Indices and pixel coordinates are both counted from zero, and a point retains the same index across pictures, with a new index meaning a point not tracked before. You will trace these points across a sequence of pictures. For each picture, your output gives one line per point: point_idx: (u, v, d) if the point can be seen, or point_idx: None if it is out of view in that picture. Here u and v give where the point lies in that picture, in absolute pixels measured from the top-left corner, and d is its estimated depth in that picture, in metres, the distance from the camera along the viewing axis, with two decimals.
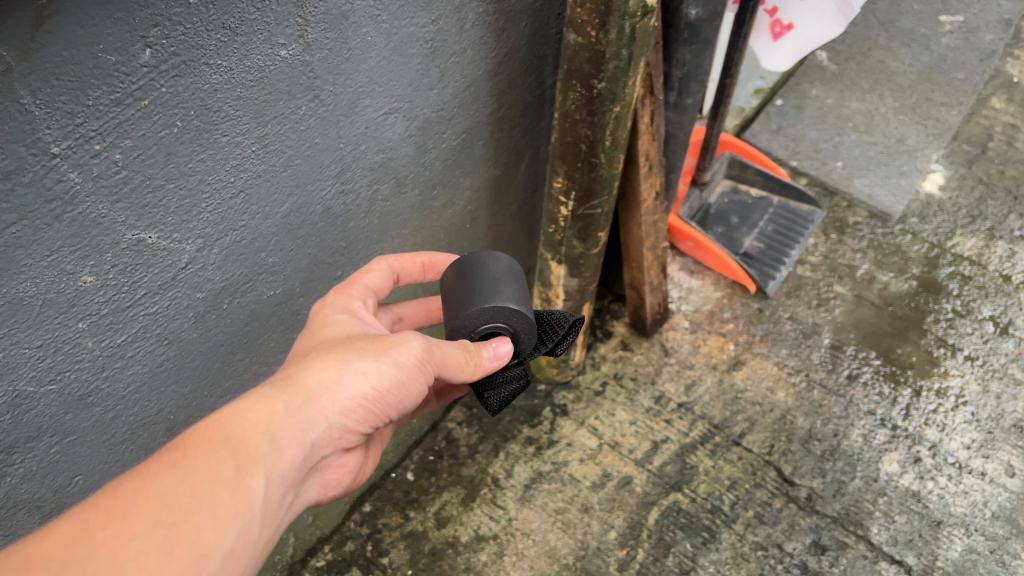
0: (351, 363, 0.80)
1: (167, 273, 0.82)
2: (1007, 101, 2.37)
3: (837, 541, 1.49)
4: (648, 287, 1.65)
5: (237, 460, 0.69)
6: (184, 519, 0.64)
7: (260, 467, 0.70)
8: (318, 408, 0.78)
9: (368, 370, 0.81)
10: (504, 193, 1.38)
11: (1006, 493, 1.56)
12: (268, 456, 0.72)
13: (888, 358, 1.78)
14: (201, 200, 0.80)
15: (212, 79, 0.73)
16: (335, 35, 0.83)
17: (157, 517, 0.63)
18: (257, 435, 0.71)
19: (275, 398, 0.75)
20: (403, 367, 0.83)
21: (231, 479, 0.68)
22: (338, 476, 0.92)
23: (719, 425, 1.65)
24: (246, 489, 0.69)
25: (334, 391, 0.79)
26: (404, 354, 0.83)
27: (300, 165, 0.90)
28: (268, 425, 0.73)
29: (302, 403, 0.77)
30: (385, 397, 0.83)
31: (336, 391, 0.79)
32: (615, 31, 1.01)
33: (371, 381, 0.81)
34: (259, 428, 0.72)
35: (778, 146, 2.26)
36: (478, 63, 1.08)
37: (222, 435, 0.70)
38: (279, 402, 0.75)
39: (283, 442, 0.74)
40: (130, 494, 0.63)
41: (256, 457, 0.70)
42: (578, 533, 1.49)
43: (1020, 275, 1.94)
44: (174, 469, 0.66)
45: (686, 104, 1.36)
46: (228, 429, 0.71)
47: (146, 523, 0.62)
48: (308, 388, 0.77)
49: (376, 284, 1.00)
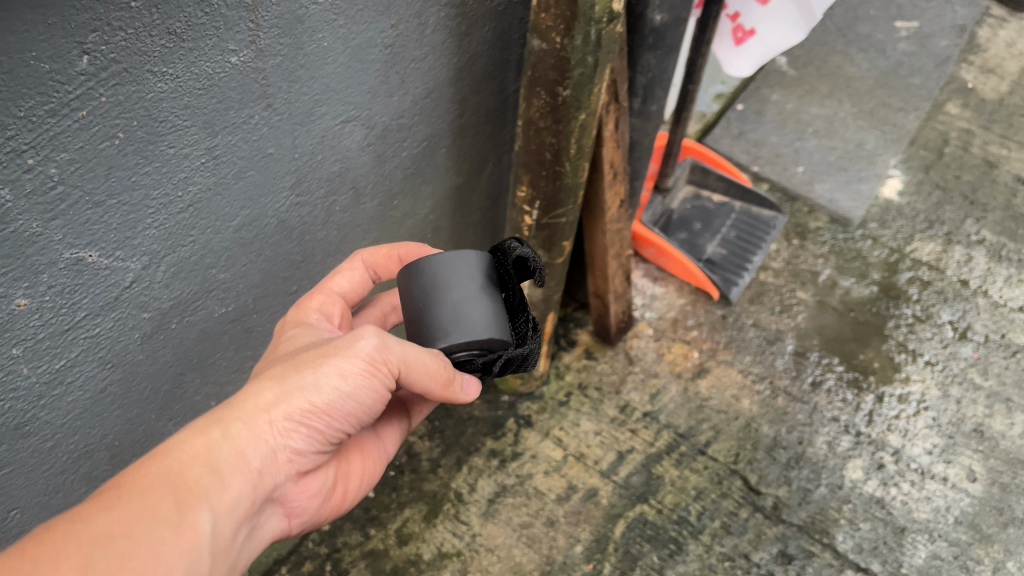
0: (293, 377, 0.76)
1: (110, 293, 0.77)
2: (961, 107, 2.41)
3: (804, 550, 1.48)
4: (613, 295, 1.62)
5: (178, 497, 0.67)
6: (118, 561, 0.61)
7: (200, 503, 0.68)
8: (258, 429, 0.74)
9: (304, 382, 0.76)
10: (466, 201, 1.34)
11: (968, 498, 1.56)
12: (209, 490, 0.69)
13: (850, 364, 1.78)
14: (145, 216, 0.75)
15: (157, 87, 0.68)
16: (290, 41, 0.79)
17: (88, 558, 0.60)
18: (197, 467, 0.69)
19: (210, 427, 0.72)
20: (354, 374, 0.78)
21: (174, 516, 0.66)
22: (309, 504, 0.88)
23: (685, 434, 1.63)
24: (190, 525, 0.66)
25: (270, 411, 0.75)
26: (353, 357, 0.77)
27: (253, 176, 0.85)
28: (207, 454, 0.70)
29: (238, 429, 0.73)
30: (333, 410, 0.78)
31: (272, 411, 0.75)
32: (581, 37, 0.98)
33: (317, 391, 0.76)
34: (197, 460, 0.70)
35: (739, 151, 2.26)
36: (440, 69, 1.05)
37: (156, 472, 0.68)
38: (215, 430, 0.72)
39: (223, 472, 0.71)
40: (55, 538, 0.61)
41: (193, 493, 0.68)
42: (544, 548, 1.45)
43: (977, 280, 1.96)
44: (107, 510, 0.64)
45: (651, 110, 1.34)
46: (163, 466, 0.68)
47: (76, 566, 0.59)
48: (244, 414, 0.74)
49: (346, 287, 0.99)
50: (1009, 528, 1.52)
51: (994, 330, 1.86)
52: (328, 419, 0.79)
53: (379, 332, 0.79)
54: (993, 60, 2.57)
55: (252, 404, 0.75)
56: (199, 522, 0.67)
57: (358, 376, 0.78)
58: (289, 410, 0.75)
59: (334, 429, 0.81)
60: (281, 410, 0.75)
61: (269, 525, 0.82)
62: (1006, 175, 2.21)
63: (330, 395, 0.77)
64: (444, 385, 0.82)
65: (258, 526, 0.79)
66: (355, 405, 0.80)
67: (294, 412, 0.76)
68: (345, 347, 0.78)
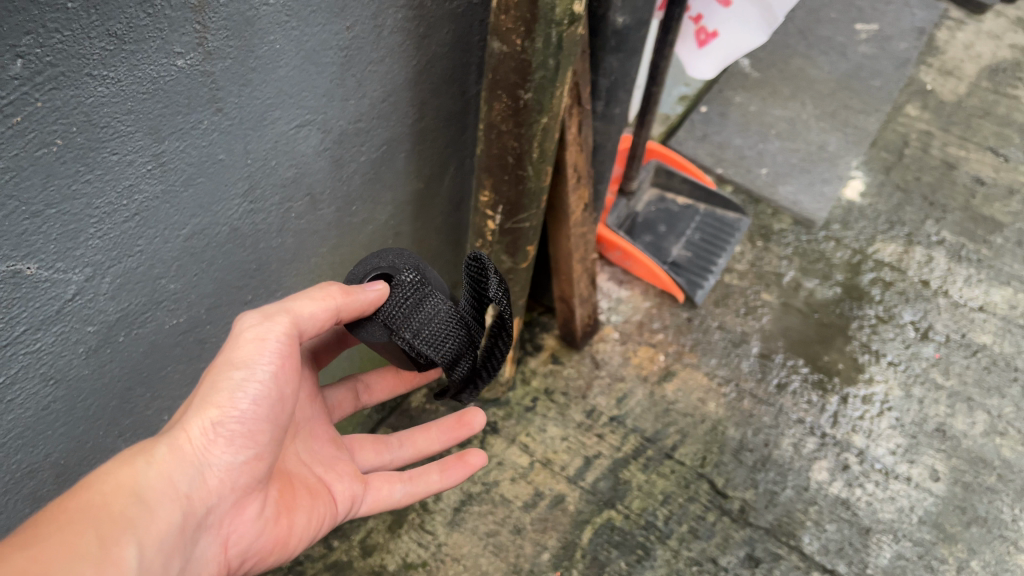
0: (200, 393, 0.82)
1: (52, 306, 0.73)
2: (921, 109, 2.43)
3: (770, 553, 1.48)
4: (578, 299, 1.61)
5: (100, 528, 0.69)
6: None
7: (123, 534, 0.71)
8: (178, 451, 0.79)
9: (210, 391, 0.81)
10: (428, 206, 1.31)
11: (932, 497, 1.57)
12: (133, 521, 0.73)
13: (815, 365, 1.79)
14: (87, 225, 0.72)
15: (98, 92, 0.65)
16: (239, 43, 0.76)
17: None
18: (117, 499, 0.72)
19: (131, 459, 0.76)
20: (261, 374, 0.83)
21: (95, 551, 0.68)
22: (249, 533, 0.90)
23: (651, 438, 1.63)
24: (113, 558, 0.69)
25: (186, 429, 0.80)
26: (247, 345, 0.83)
27: (202, 183, 0.82)
28: (129, 484, 0.74)
29: (158, 456, 0.77)
30: (247, 418, 0.83)
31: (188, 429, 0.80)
32: (542, 40, 0.96)
33: (224, 395, 0.81)
34: (118, 491, 0.73)
35: (703, 153, 2.26)
36: (398, 72, 1.02)
37: (77, 508, 0.70)
38: (136, 460, 0.76)
39: (145, 498, 0.75)
40: None
41: (116, 525, 0.71)
42: (510, 556, 1.44)
43: (938, 280, 1.98)
44: (25, 549, 0.65)
45: (614, 113, 1.32)
46: (85, 501, 0.71)
47: None
48: (162, 439, 0.78)
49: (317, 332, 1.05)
50: (972, 527, 1.54)
51: (955, 330, 1.88)
52: (248, 428, 0.84)
53: (262, 313, 0.86)
54: (951, 63, 2.60)
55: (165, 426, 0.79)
56: (122, 555, 0.70)
57: (259, 363, 0.83)
58: (201, 421, 0.80)
59: (258, 439, 0.86)
60: (195, 423, 0.80)
61: (204, 558, 0.84)
62: (965, 176, 2.24)
63: (238, 398, 0.82)
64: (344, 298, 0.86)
65: (191, 558, 0.81)
66: (267, 404, 0.85)
67: (207, 425, 0.80)
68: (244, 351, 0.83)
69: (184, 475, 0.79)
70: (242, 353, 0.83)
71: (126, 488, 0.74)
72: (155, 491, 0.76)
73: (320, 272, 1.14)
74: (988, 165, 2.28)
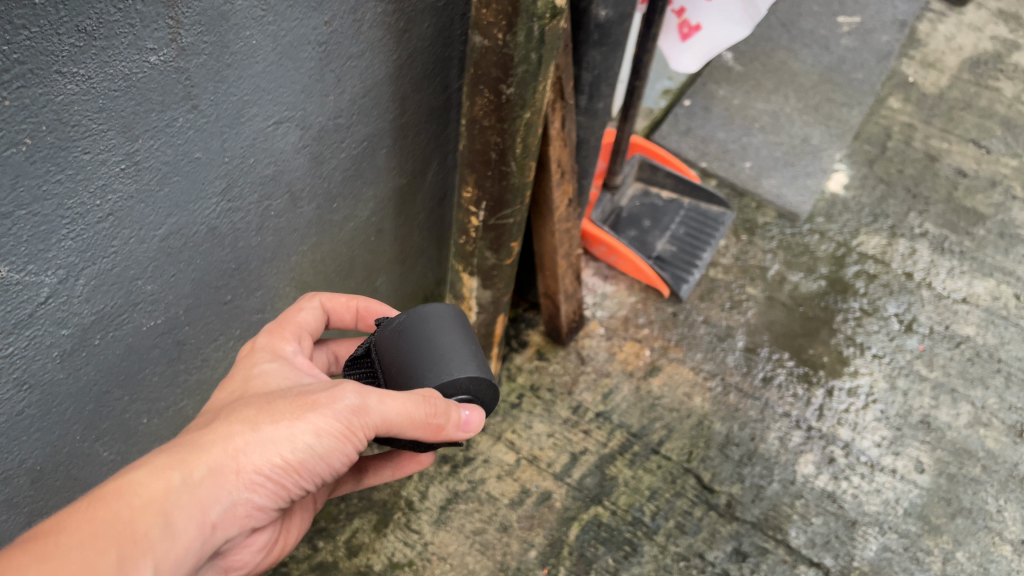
0: (269, 427, 0.72)
1: (24, 310, 0.71)
2: (903, 101, 2.44)
3: (757, 547, 1.48)
4: (563, 295, 1.60)
5: (120, 550, 0.61)
6: None
7: (147, 557, 0.63)
8: (223, 478, 0.69)
9: (276, 437, 0.71)
10: (410, 202, 1.30)
11: (917, 489, 1.58)
12: (158, 543, 0.64)
13: (800, 359, 1.79)
14: (59, 227, 0.70)
15: (68, 90, 0.63)
16: (214, 38, 0.74)
17: None
18: (148, 517, 0.63)
19: (172, 469, 0.67)
20: (332, 435, 0.73)
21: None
22: (243, 554, 0.83)
23: (638, 433, 1.62)
24: None
25: (239, 461, 0.70)
26: (332, 416, 0.73)
27: (178, 182, 0.80)
28: (163, 501, 0.65)
29: (202, 474, 0.68)
30: (300, 469, 0.74)
31: (240, 462, 0.70)
32: (523, 34, 0.95)
33: (289, 447, 0.72)
34: (151, 508, 0.64)
35: (687, 147, 2.25)
36: (377, 67, 1.01)
37: (105, 517, 0.62)
38: (177, 474, 0.67)
39: (178, 524, 0.66)
40: None
41: (141, 547, 0.62)
42: (497, 555, 1.43)
43: (921, 272, 1.98)
44: (41, 562, 0.58)
45: (597, 108, 1.31)
46: (114, 510, 0.63)
47: None
48: (211, 462, 0.69)
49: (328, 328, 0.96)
50: (957, 518, 1.54)
51: (938, 322, 1.88)
52: (297, 478, 0.75)
53: (361, 392, 0.75)
54: (933, 55, 2.61)
55: (219, 449, 0.70)
56: None
57: (335, 431, 0.73)
58: (258, 464, 0.71)
59: (298, 487, 0.77)
60: (252, 462, 0.70)
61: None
62: (947, 168, 2.25)
63: (301, 453, 0.73)
64: (433, 433, 0.78)
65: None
66: (323, 463, 0.75)
67: (263, 466, 0.71)
68: (327, 401, 0.74)
69: (220, 506, 0.69)
70: (322, 402, 0.74)
71: (161, 503, 0.65)
72: (190, 516, 0.66)
73: (301, 272, 1.12)
74: (969, 156, 2.29)
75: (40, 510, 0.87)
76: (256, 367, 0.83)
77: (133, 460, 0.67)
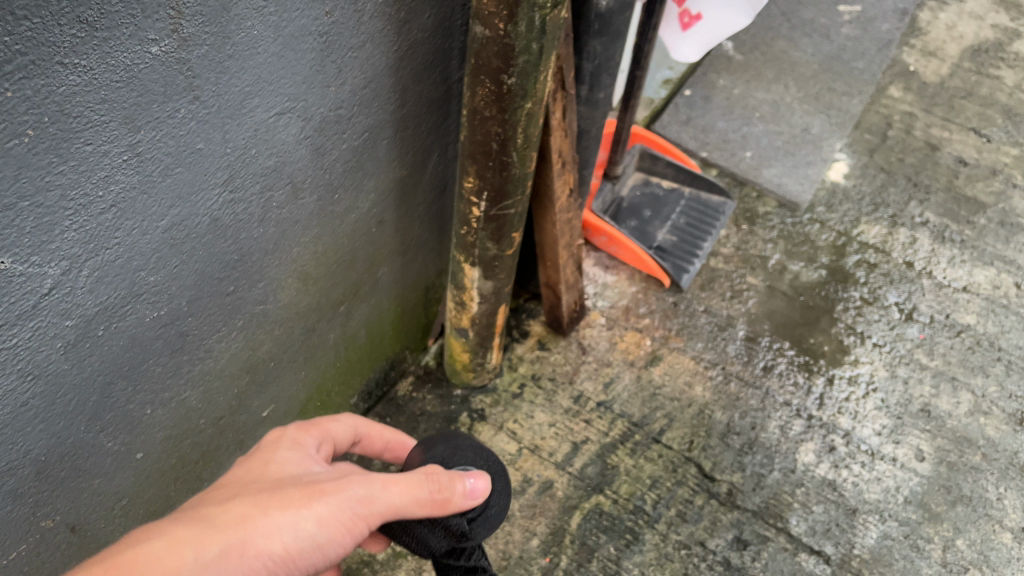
0: (278, 513, 0.72)
1: (27, 301, 0.71)
2: (904, 90, 2.44)
3: (758, 535, 1.48)
4: (564, 286, 1.61)
5: None
6: None
7: None
8: (231, 559, 0.70)
9: (285, 523, 0.72)
10: (411, 193, 1.30)
11: (917, 477, 1.59)
12: None
13: (801, 348, 1.79)
14: (63, 218, 0.70)
15: (69, 81, 0.63)
16: (216, 29, 0.74)
17: None
18: None
19: (184, 546, 0.68)
20: (334, 527, 0.74)
21: None
22: None
23: (639, 423, 1.63)
24: None
25: (246, 543, 0.70)
26: (338, 505, 0.74)
27: (180, 173, 0.80)
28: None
29: (213, 554, 0.69)
30: (300, 560, 0.74)
31: (247, 544, 0.70)
32: (525, 24, 0.95)
33: (294, 534, 0.72)
34: None
35: (687, 137, 2.25)
36: (378, 58, 1.01)
37: None
38: (189, 551, 0.68)
39: None
40: None
41: None
42: (499, 543, 1.43)
43: (921, 261, 1.99)
44: None
45: (598, 98, 1.32)
46: None
47: None
48: (220, 541, 0.69)
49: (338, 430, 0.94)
50: (957, 506, 1.55)
51: (939, 311, 1.89)
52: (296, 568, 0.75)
53: (366, 484, 0.76)
54: (934, 44, 2.61)
55: (231, 528, 0.71)
56: None
57: (338, 520, 0.74)
58: (264, 548, 0.71)
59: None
60: (258, 545, 0.71)
61: None
62: (948, 156, 2.25)
63: (306, 541, 0.73)
64: (441, 508, 0.78)
65: None
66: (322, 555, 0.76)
67: (268, 552, 0.71)
68: (333, 490, 0.75)
69: None
70: (330, 489, 0.75)
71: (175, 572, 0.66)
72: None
73: (304, 263, 1.12)
74: (970, 145, 2.28)
75: (45, 501, 0.87)
76: (273, 455, 0.84)
77: (148, 534, 0.68)
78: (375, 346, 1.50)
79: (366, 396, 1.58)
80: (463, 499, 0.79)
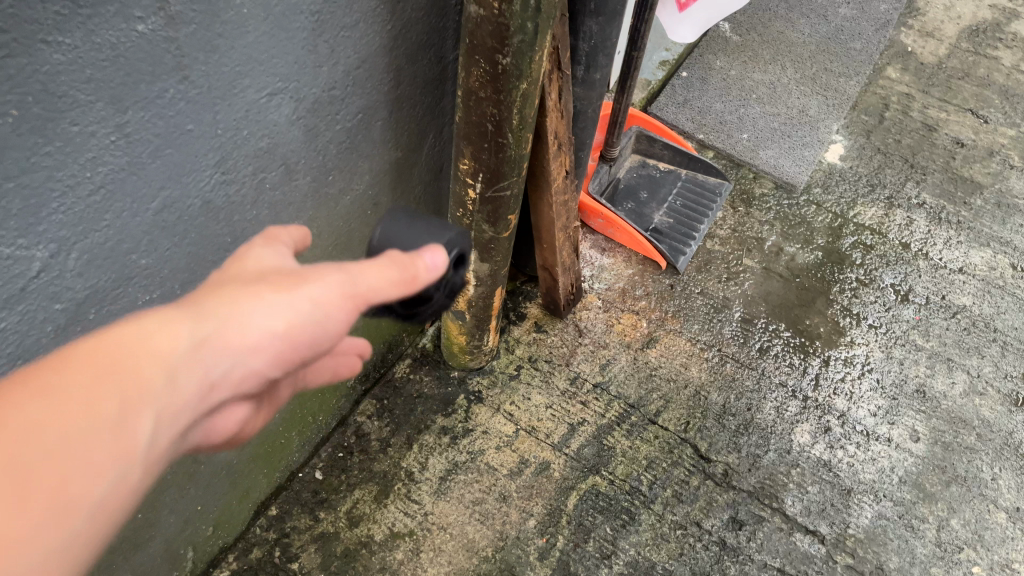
0: (268, 291, 0.70)
1: (15, 284, 0.71)
2: (902, 71, 2.43)
3: (754, 515, 1.49)
4: (561, 268, 1.61)
5: (121, 398, 0.60)
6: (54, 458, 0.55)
7: (148, 409, 0.62)
8: (220, 343, 0.67)
9: (279, 304, 0.70)
10: (406, 175, 1.30)
11: (912, 458, 1.59)
12: (160, 394, 0.64)
13: (797, 329, 1.80)
14: (50, 200, 0.70)
15: (53, 59, 0.63)
16: (205, 7, 0.73)
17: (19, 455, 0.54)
18: (152, 367, 0.63)
19: (178, 320, 0.65)
20: (329, 301, 0.73)
21: (114, 417, 0.59)
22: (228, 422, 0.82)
23: (635, 404, 1.63)
24: (129, 429, 0.60)
25: (241, 324, 0.68)
26: (325, 284, 0.73)
27: (170, 155, 0.80)
28: (165, 354, 0.64)
29: (209, 331, 0.67)
30: (299, 336, 0.73)
31: (244, 324, 0.69)
32: (520, 3, 0.94)
33: (287, 313, 0.70)
34: (154, 359, 0.63)
35: (684, 119, 2.24)
36: (372, 38, 1.00)
37: (107, 362, 0.61)
38: (182, 323, 0.65)
39: (181, 377, 0.65)
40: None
41: (143, 395, 0.62)
42: (496, 524, 1.44)
43: (918, 243, 1.99)
44: (42, 399, 0.57)
45: (594, 79, 1.31)
46: (115, 353, 0.62)
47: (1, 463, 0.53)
48: (211, 316, 0.67)
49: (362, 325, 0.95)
50: (952, 486, 1.56)
51: (935, 292, 1.89)
52: (288, 347, 0.73)
53: (342, 266, 0.75)
54: (932, 24, 2.60)
55: (215, 306, 0.68)
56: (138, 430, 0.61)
57: (325, 311, 0.73)
58: (256, 328, 0.69)
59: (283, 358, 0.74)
60: (257, 322, 0.69)
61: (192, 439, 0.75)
62: (945, 138, 2.24)
63: (304, 323, 0.72)
64: (410, 285, 0.80)
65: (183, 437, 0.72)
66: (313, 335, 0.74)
67: (267, 328, 0.70)
68: (314, 274, 0.74)
69: (219, 366, 0.69)
70: (314, 276, 0.73)
71: (164, 359, 0.64)
72: (190, 380, 0.66)
73: None
74: (967, 126, 2.28)
75: None
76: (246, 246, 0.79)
77: (135, 314, 0.65)
78: (372, 329, 1.50)
79: (364, 378, 1.59)
80: (427, 274, 0.83)
